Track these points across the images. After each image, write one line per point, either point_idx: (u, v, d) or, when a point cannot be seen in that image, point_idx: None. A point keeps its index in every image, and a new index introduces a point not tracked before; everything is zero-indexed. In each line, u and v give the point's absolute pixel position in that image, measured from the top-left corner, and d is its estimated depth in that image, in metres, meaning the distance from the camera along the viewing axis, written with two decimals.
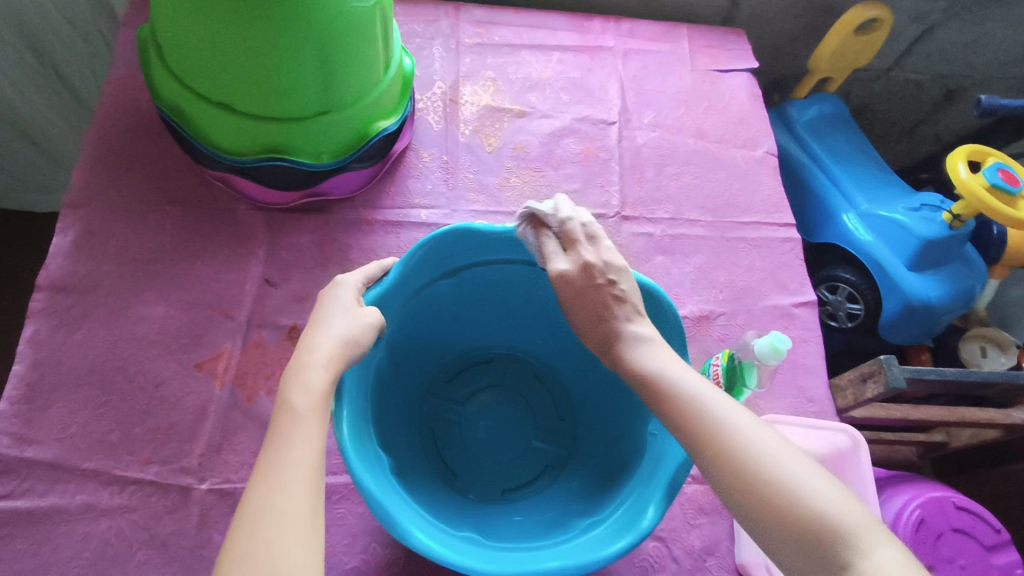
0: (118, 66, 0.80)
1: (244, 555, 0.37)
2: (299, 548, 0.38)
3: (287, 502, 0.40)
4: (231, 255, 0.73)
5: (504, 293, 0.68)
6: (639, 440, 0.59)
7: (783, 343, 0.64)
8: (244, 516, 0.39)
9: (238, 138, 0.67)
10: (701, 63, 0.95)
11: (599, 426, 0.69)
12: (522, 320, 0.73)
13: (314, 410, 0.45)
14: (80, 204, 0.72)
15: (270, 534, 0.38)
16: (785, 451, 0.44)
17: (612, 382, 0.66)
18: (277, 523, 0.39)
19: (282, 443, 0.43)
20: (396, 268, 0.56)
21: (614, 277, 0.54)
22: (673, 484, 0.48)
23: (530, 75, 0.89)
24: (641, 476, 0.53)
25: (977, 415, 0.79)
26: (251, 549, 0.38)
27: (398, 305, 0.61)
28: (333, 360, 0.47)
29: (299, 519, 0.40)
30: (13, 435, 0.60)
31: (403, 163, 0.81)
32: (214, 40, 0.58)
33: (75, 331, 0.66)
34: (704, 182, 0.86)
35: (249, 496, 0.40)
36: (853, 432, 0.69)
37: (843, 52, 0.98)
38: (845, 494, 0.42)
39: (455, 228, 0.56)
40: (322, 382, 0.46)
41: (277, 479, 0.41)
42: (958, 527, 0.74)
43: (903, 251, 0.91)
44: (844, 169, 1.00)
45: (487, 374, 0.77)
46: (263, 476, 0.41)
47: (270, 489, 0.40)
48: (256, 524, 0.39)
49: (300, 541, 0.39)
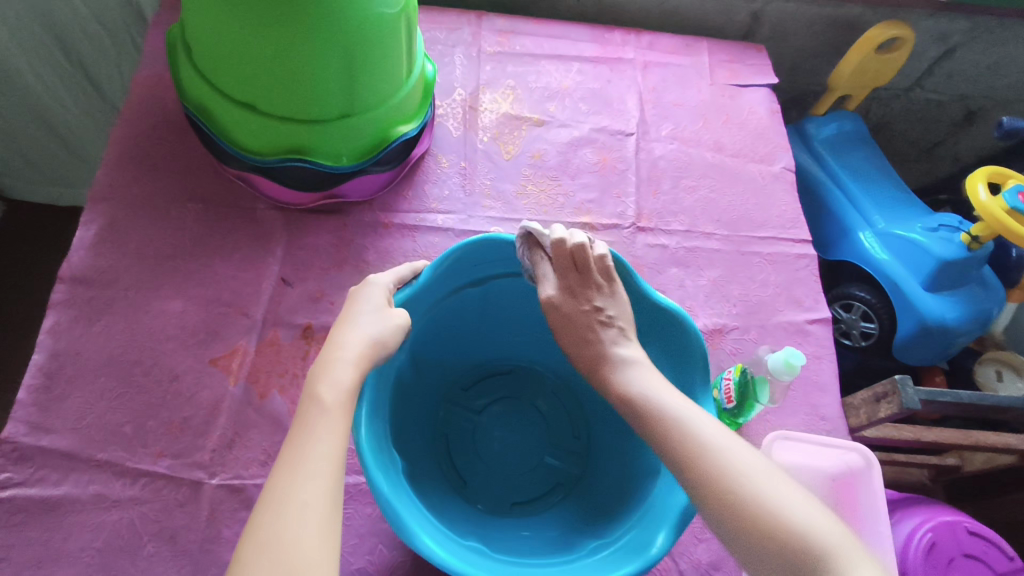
0: (146, 65, 0.82)
1: (264, 543, 0.38)
2: (316, 541, 0.39)
3: (310, 495, 0.40)
4: (249, 253, 0.74)
5: (529, 307, 0.69)
6: (653, 461, 0.58)
7: (797, 359, 0.64)
8: (266, 504, 0.40)
9: (262, 138, 0.68)
10: (721, 77, 0.95)
11: (615, 445, 0.69)
12: (544, 335, 0.73)
13: (340, 405, 0.45)
14: (105, 199, 0.73)
15: (289, 524, 0.39)
16: (747, 461, 0.47)
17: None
18: (297, 514, 0.39)
19: (307, 436, 0.43)
20: (427, 270, 0.56)
21: (600, 303, 0.57)
22: (686, 513, 0.48)
23: (549, 85, 0.90)
24: (656, 499, 0.53)
25: (992, 439, 0.78)
26: (272, 538, 0.38)
27: (423, 311, 0.61)
28: (361, 357, 0.48)
29: (319, 513, 0.40)
30: (29, 423, 0.61)
31: (422, 168, 0.81)
32: (244, 42, 0.59)
33: (95, 323, 0.67)
34: (720, 196, 0.85)
35: (272, 484, 0.41)
36: (865, 452, 0.67)
37: (863, 70, 0.98)
38: (804, 499, 0.45)
39: (484, 238, 0.57)
40: (349, 379, 0.47)
41: (301, 470, 0.41)
42: (970, 553, 0.73)
43: (921, 272, 0.91)
44: (861, 188, 0.99)
45: (504, 387, 0.77)
46: (287, 467, 0.42)
47: (292, 480, 0.41)
48: (278, 513, 0.39)
49: (319, 534, 0.39)
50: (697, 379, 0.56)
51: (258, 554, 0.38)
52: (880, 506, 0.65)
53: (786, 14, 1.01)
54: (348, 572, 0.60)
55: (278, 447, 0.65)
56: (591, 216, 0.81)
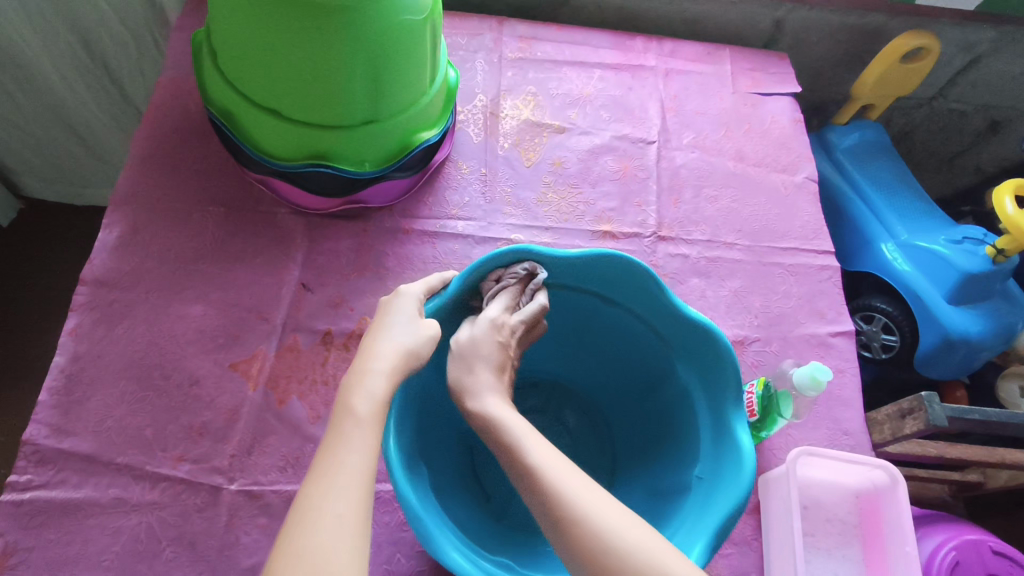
0: (169, 68, 0.82)
1: (297, 555, 0.38)
2: (349, 553, 0.38)
3: (341, 506, 0.40)
4: (269, 257, 0.74)
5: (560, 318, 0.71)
6: (680, 477, 0.60)
7: (824, 374, 0.62)
8: (298, 514, 0.40)
9: (284, 143, 0.68)
10: (743, 85, 0.94)
11: (644, 463, 0.69)
12: (574, 349, 0.75)
13: (372, 416, 0.45)
14: (127, 202, 0.73)
15: (323, 535, 0.38)
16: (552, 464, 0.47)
17: (660, 416, 0.69)
18: (331, 526, 0.39)
19: (340, 446, 0.43)
20: (457, 281, 0.58)
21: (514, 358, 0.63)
22: (721, 530, 0.49)
23: (570, 91, 0.89)
24: (688, 514, 0.54)
25: (1018, 457, 0.76)
26: (306, 549, 0.38)
27: (454, 321, 0.63)
28: (393, 369, 0.49)
29: (352, 525, 0.40)
30: (51, 425, 0.61)
31: (442, 174, 0.81)
32: (270, 48, 0.59)
33: (116, 326, 0.67)
34: (742, 206, 0.85)
35: (305, 495, 0.41)
36: (891, 470, 0.65)
37: (887, 80, 0.97)
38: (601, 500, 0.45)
39: (519, 250, 0.59)
40: (382, 390, 0.47)
41: (333, 480, 0.41)
42: (995, 573, 0.72)
43: (944, 285, 0.89)
44: (883, 199, 0.98)
45: (532, 399, 0.78)
46: (318, 477, 0.42)
47: (325, 491, 0.41)
48: (311, 524, 0.39)
49: (353, 546, 0.39)
50: (730, 404, 0.58)
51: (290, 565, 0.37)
52: (905, 525, 0.62)
53: (809, 22, 1.00)
54: None
55: (297, 453, 0.64)
56: (612, 224, 0.81)
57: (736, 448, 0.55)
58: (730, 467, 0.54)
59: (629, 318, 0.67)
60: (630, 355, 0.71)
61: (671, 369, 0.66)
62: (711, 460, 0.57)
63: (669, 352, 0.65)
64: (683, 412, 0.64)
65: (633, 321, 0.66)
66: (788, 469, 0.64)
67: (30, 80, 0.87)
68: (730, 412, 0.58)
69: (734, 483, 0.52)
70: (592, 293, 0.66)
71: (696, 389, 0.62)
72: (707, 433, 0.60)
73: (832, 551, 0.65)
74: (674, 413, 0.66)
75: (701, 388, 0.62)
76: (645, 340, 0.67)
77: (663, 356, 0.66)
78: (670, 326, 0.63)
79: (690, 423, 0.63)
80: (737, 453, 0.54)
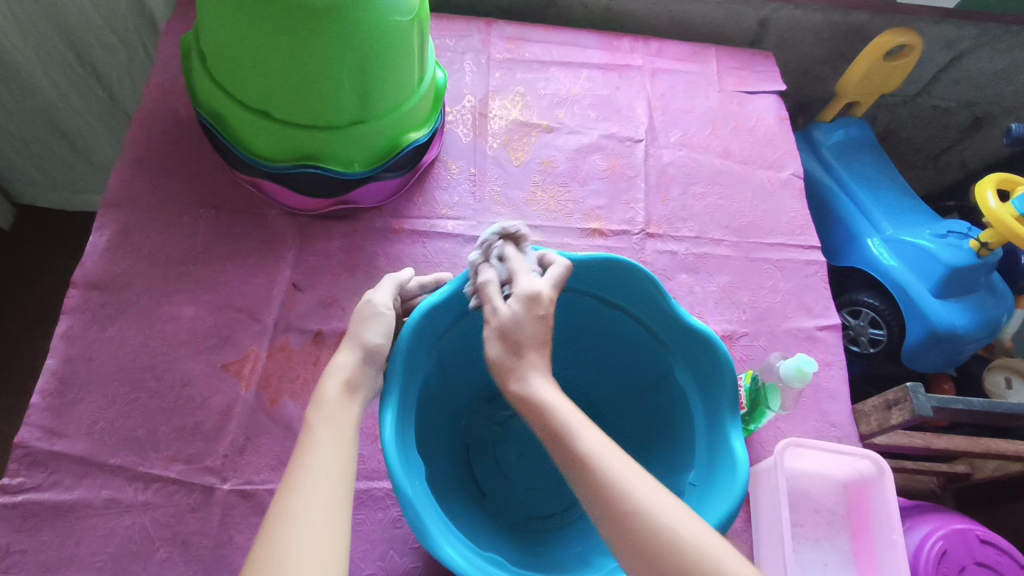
0: (158, 72, 0.82)
1: (263, 555, 0.40)
2: (310, 550, 0.40)
3: (313, 510, 0.42)
4: (261, 258, 0.74)
5: (561, 320, 0.71)
6: (677, 479, 0.61)
7: (809, 366, 0.63)
8: (268, 526, 0.41)
9: (274, 144, 0.69)
10: (729, 84, 0.96)
11: (641, 461, 0.70)
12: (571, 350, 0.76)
13: (328, 423, 0.48)
14: (117, 205, 0.74)
15: (284, 535, 0.40)
16: (604, 453, 0.46)
17: (656, 415, 0.70)
18: (293, 525, 0.41)
19: (300, 453, 0.46)
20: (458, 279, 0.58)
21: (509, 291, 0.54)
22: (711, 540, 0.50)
23: (558, 91, 0.90)
24: None
25: (1003, 447, 0.77)
26: (269, 549, 0.40)
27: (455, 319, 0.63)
28: (349, 373, 0.51)
29: (314, 524, 0.41)
30: (43, 428, 0.62)
31: (431, 174, 0.82)
32: (258, 51, 0.60)
33: (107, 329, 0.67)
34: (729, 202, 0.86)
35: (273, 500, 0.43)
36: (877, 460, 0.65)
37: (871, 78, 0.98)
38: (661, 493, 0.45)
39: (522, 250, 0.59)
40: (335, 395, 0.49)
41: (300, 486, 0.43)
42: (982, 561, 0.73)
43: (929, 278, 0.91)
44: (869, 195, 0.99)
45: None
46: (286, 487, 0.43)
47: (287, 495, 0.43)
48: (284, 530, 0.41)
49: (315, 544, 0.40)
50: (725, 407, 0.58)
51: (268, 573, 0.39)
52: (890, 513, 0.63)
53: (793, 22, 1.02)
54: None
55: (290, 452, 0.65)
56: (601, 222, 0.82)
57: (729, 454, 0.55)
58: (724, 471, 0.54)
59: (629, 321, 0.67)
60: (624, 354, 0.71)
61: (668, 370, 0.66)
62: (705, 467, 0.58)
63: (666, 354, 0.65)
64: (681, 411, 0.64)
65: (631, 322, 0.67)
66: (775, 461, 0.64)
67: (21, 85, 0.87)
68: (725, 420, 0.57)
69: (728, 489, 0.52)
70: (592, 296, 0.66)
71: (692, 392, 0.62)
72: (703, 435, 0.60)
73: (821, 541, 0.66)
74: (671, 413, 0.67)
75: (698, 392, 0.62)
76: (642, 342, 0.67)
77: (660, 359, 0.67)
78: (669, 329, 0.63)
79: (688, 427, 0.63)
80: (731, 457, 0.54)
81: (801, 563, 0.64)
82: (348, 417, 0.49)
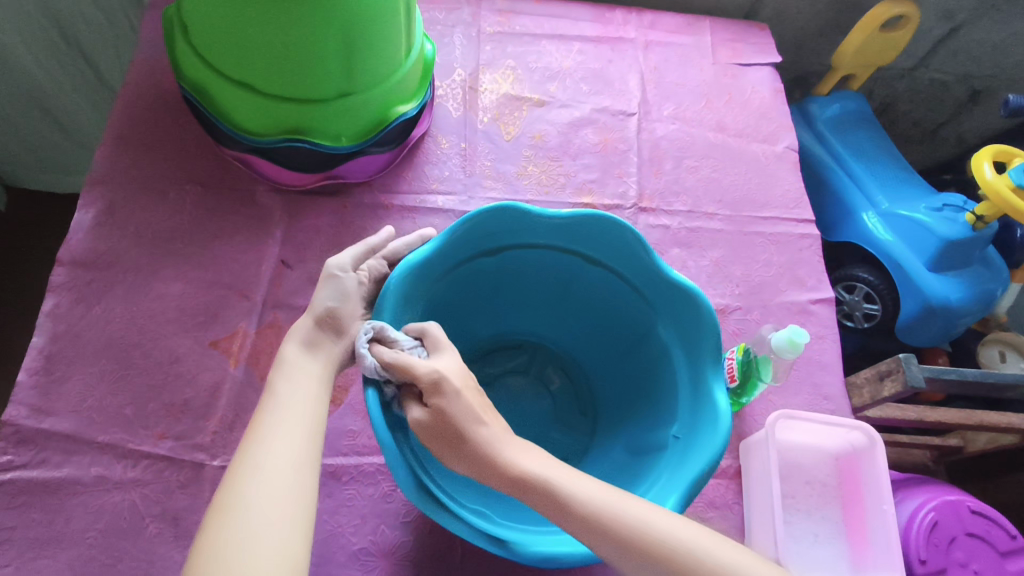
0: (141, 47, 0.80)
1: (224, 507, 0.42)
2: (273, 500, 0.42)
3: (276, 465, 0.44)
4: (248, 235, 0.73)
5: (545, 279, 0.70)
6: (657, 435, 0.61)
7: (801, 336, 0.63)
8: (230, 483, 0.43)
9: (259, 118, 0.67)
10: (724, 56, 0.94)
11: (624, 423, 0.70)
12: (556, 312, 0.76)
13: (291, 382, 0.49)
14: (101, 182, 0.73)
15: (246, 486, 0.42)
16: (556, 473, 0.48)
17: (639, 378, 0.69)
18: (254, 478, 0.43)
19: (264, 411, 0.47)
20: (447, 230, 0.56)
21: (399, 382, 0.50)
22: (691, 489, 0.51)
23: (550, 65, 0.89)
24: (665, 467, 0.55)
25: (996, 419, 0.77)
26: (232, 501, 0.42)
27: (442, 271, 0.62)
28: (307, 334, 0.52)
29: (276, 474, 0.43)
30: (30, 406, 0.61)
31: (421, 149, 0.81)
32: (239, 21, 0.58)
33: (93, 306, 0.67)
34: (723, 176, 0.85)
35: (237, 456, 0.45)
36: (867, 430, 0.65)
37: (867, 49, 0.96)
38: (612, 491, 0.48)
39: (506, 206, 0.57)
40: (293, 358, 0.51)
41: (263, 446, 0.45)
42: (973, 532, 0.73)
43: (924, 252, 0.90)
44: (865, 168, 0.98)
45: (516, 359, 0.79)
46: (249, 447, 0.45)
47: (249, 450, 0.44)
48: (246, 487, 0.42)
49: (278, 495, 0.42)
50: (709, 362, 0.57)
51: (226, 534, 0.40)
52: (880, 482, 0.63)
53: None
54: (351, 552, 0.60)
55: None
56: (593, 196, 0.81)
57: (713, 407, 0.55)
58: (708, 423, 0.54)
59: (612, 279, 0.66)
60: (609, 316, 0.71)
61: (652, 330, 0.65)
62: (689, 419, 0.57)
63: (649, 311, 0.64)
64: (663, 372, 0.64)
65: (616, 281, 0.66)
66: (766, 432, 0.64)
67: None
68: (708, 375, 0.57)
69: (708, 444, 0.52)
70: (579, 254, 0.64)
71: (675, 348, 0.62)
72: (685, 391, 0.59)
73: (812, 512, 0.66)
74: (653, 375, 0.66)
75: (683, 352, 0.61)
76: (626, 300, 0.67)
77: (644, 318, 0.66)
78: (652, 284, 0.63)
79: (669, 386, 0.62)
80: (713, 410, 0.54)
81: (793, 533, 0.64)
82: (311, 375, 0.50)
